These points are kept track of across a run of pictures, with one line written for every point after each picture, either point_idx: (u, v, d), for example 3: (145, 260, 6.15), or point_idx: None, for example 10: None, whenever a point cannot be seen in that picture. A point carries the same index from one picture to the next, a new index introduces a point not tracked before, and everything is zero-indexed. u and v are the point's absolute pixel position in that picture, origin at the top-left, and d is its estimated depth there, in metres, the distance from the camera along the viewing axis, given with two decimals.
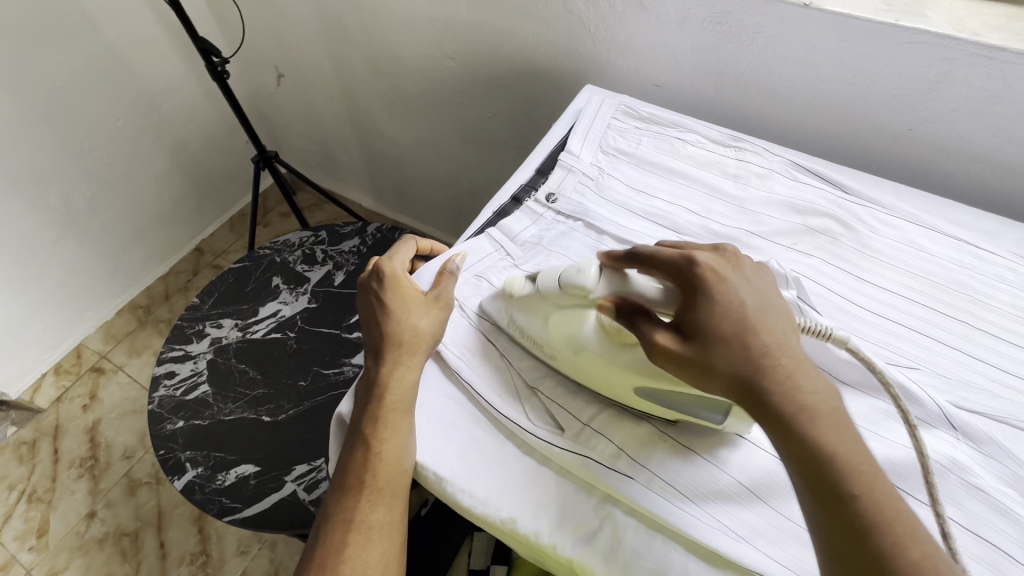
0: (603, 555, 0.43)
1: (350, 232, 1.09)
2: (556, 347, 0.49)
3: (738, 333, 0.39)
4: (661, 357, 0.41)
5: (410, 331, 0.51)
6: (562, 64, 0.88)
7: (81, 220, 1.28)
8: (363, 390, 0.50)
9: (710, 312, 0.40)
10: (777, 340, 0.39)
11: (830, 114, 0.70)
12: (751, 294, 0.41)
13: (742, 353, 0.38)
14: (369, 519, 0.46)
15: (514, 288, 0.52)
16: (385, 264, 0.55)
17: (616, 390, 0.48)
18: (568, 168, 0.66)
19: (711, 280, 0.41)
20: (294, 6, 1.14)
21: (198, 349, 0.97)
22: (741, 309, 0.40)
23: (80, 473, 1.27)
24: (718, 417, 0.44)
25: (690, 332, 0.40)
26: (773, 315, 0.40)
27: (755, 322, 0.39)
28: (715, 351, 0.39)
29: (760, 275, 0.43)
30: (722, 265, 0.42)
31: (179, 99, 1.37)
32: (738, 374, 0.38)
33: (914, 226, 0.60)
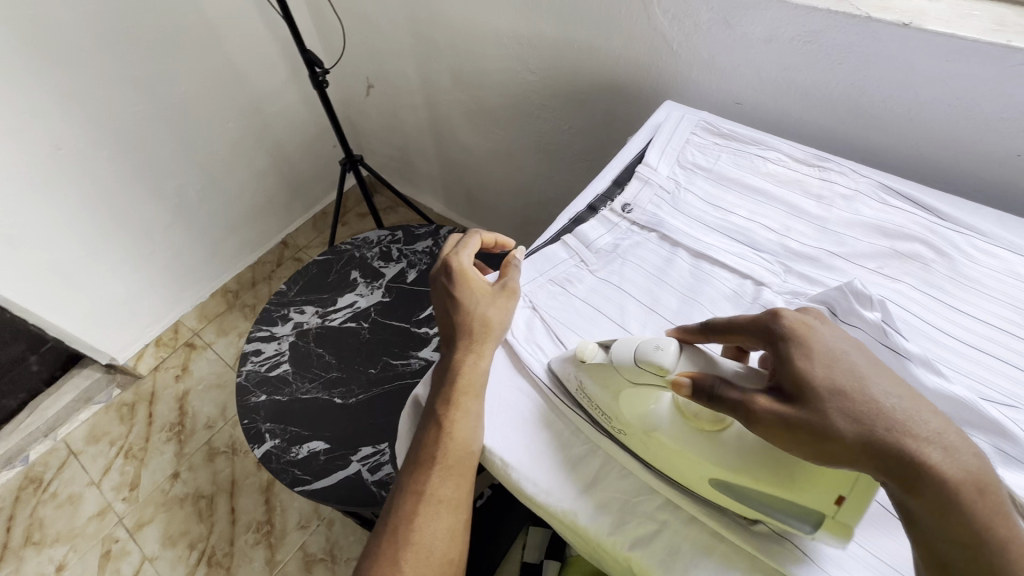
0: (662, 555, 0.43)
1: (424, 233, 1.16)
2: (625, 421, 0.46)
3: (842, 386, 0.38)
4: (762, 418, 0.38)
5: (480, 317, 0.54)
6: (641, 80, 0.90)
7: (189, 209, 1.43)
8: (437, 374, 0.54)
9: (815, 367, 0.38)
10: (899, 396, 0.37)
11: (926, 136, 0.68)
12: (849, 346, 0.40)
13: (867, 413, 0.36)
14: (437, 493, 0.49)
15: (585, 355, 0.47)
16: (453, 260, 0.59)
17: (688, 476, 0.43)
18: (645, 180, 0.67)
19: (807, 336, 0.40)
20: (390, 22, 1.23)
21: (282, 331, 1.05)
22: (846, 361, 0.39)
23: (169, 436, 1.41)
24: (806, 527, 0.40)
25: (795, 393, 0.38)
26: (875, 366, 0.39)
27: (860, 379, 0.38)
28: (835, 408, 0.37)
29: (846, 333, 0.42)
30: (810, 319, 0.42)
31: (281, 105, 1.51)
32: (861, 429, 0.36)
33: (1018, 256, 0.57)
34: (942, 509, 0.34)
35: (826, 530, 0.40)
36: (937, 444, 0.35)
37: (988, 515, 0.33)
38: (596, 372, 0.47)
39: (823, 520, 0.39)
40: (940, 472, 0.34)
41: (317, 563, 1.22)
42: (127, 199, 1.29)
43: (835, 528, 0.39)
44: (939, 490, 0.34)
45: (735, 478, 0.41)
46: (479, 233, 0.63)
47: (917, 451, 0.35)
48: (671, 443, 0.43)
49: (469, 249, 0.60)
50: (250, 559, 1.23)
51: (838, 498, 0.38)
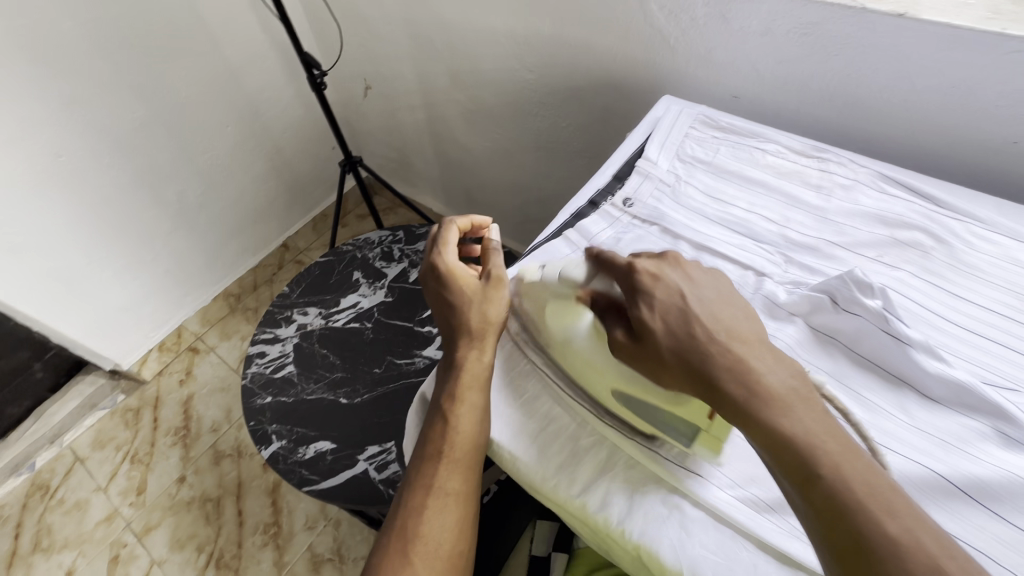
0: (671, 544, 0.43)
1: (425, 232, 1.16)
2: (548, 339, 0.52)
3: (681, 328, 0.42)
4: (621, 352, 0.44)
5: (476, 309, 0.55)
6: (640, 76, 0.90)
7: (190, 214, 1.44)
8: (443, 370, 0.54)
9: (652, 312, 0.43)
10: (723, 330, 0.41)
11: (923, 125, 0.68)
12: (692, 291, 0.44)
13: (691, 347, 0.41)
14: (446, 487, 0.49)
15: (528, 275, 0.54)
16: (440, 260, 0.59)
17: (595, 387, 0.49)
18: (645, 174, 0.68)
19: (650, 282, 0.44)
20: (386, 22, 1.23)
21: (286, 333, 1.06)
22: (684, 307, 0.43)
23: (174, 441, 1.41)
24: (686, 441, 0.46)
25: (639, 332, 0.43)
26: (727, 309, 0.43)
27: (701, 317, 0.42)
28: (660, 344, 0.42)
29: (700, 270, 0.46)
30: (663, 267, 0.45)
31: (279, 109, 1.51)
32: (688, 366, 0.41)
33: (1017, 242, 0.57)
34: (794, 464, 0.36)
35: (703, 446, 0.45)
36: (770, 401, 0.38)
37: (841, 467, 0.35)
38: (533, 298, 0.53)
39: (700, 435, 0.45)
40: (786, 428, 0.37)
41: (325, 563, 1.22)
42: (127, 205, 1.29)
43: (710, 442, 0.45)
44: (788, 445, 0.36)
45: (630, 391, 0.46)
46: (451, 223, 0.63)
47: (778, 443, 0.37)
48: (579, 358, 0.49)
49: (451, 247, 0.61)
50: (258, 561, 1.23)
51: (710, 414, 0.43)
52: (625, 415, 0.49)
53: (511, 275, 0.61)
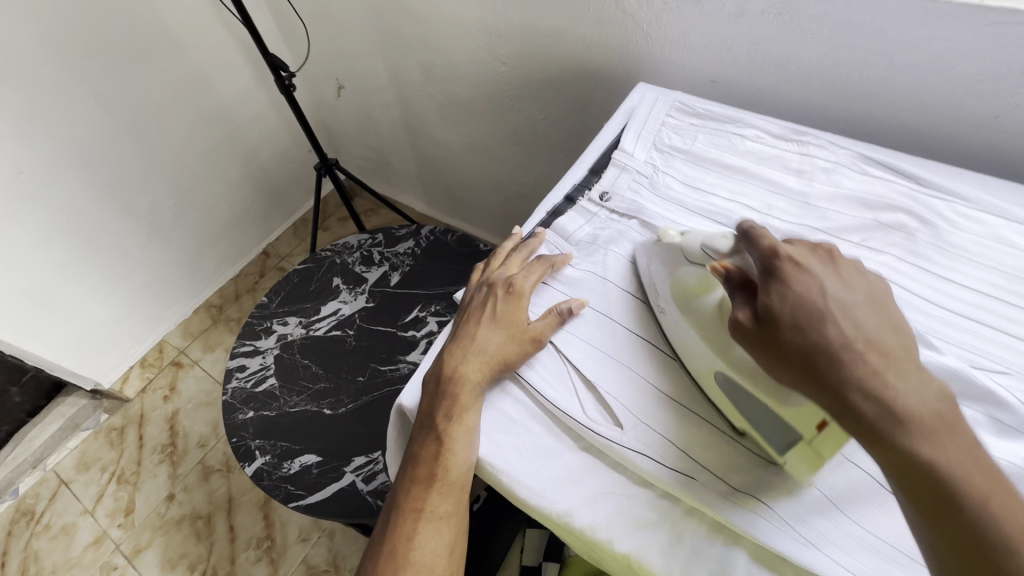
0: (662, 552, 0.42)
1: (405, 234, 1.14)
2: (668, 306, 0.51)
3: (818, 321, 0.37)
4: (737, 333, 0.41)
5: (499, 348, 0.51)
6: (615, 64, 0.88)
7: (164, 226, 1.40)
8: (432, 385, 0.51)
9: (786, 302, 0.39)
10: (863, 339, 0.36)
11: (903, 103, 0.67)
12: (842, 288, 0.39)
13: (826, 343, 0.36)
14: (436, 509, 0.47)
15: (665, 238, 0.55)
16: (517, 279, 0.56)
17: (699, 365, 0.47)
18: (622, 166, 0.66)
19: (793, 271, 0.40)
20: (354, 19, 1.19)
21: (266, 344, 1.03)
22: (818, 302, 0.38)
23: (161, 458, 1.38)
24: (780, 446, 0.42)
25: (765, 315, 0.39)
26: (873, 317, 0.38)
27: (845, 317, 0.37)
28: (785, 334, 0.38)
29: (859, 274, 0.40)
30: (810, 258, 0.41)
31: (250, 113, 1.47)
32: (814, 362, 0.36)
33: (1004, 220, 0.56)
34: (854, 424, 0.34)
35: (800, 457, 0.41)
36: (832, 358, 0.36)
37: (911, 428, 0.33)
38: (670, 262, 0.52)
39: (798, 444, 0.40)
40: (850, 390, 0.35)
41: None
42: (97, 220, 1.25)
43: (809, 455, 0.40)
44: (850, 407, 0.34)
45: (734, 374, 0.43)
46: (554, 260, 0.58)
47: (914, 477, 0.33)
48: (695, 329, 0.47)
49: (535, 276, 0.57)
50: None
51: (820, 425, 0.38)
52: (727, 410, 0.45)
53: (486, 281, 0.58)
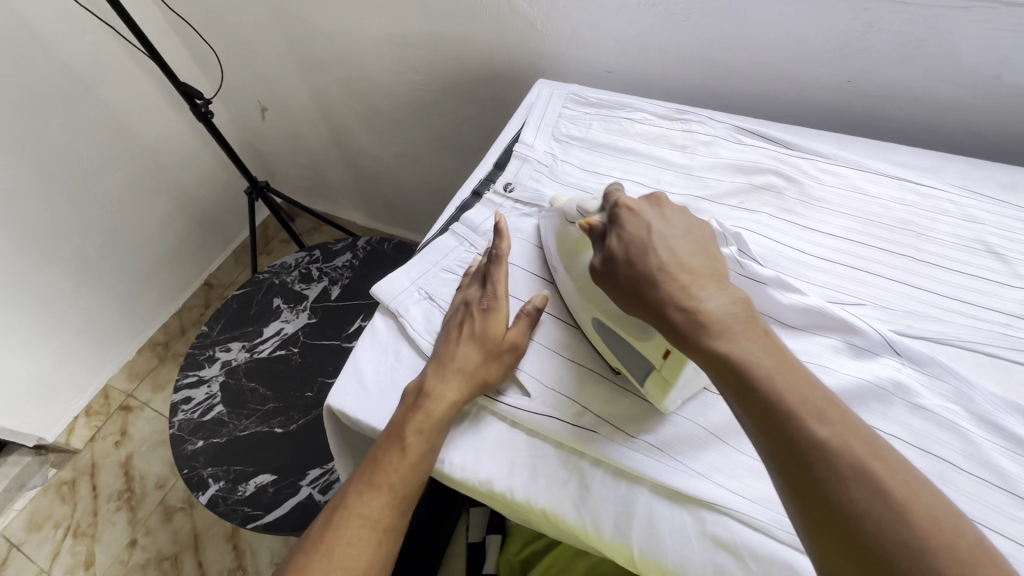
0: (575, 504, 0.46)
1: (341, 247, 1.15)
2: (557, 262, 0.56)
3: (646, 254, 0.44)
4: (596, 277, 0.47)
5: (479, 365, 0.51)
6: (519, 64, 0.92)
7: (94, 268, 1.36)
8: (405, 398, 0.50)
9: (620, 241, 0.46)
10: (678, 266, 0.43)
11: (770, 77, 0.73)
12: (665, 226, 0.46)
13: (646, 270, 0.43)
14: (378, 517, 0.48)
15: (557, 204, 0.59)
16: (494, 289, 0.55)
17: (583, 313, 0.53)
18: (523, 158, 0.70)
19: (626, 215, 0.47)
20: (267, 40, 1.20)
21: (210, 372, 1.02)
22: (645, 238, 0.45)
23: (119, 506, 1.34)
24: (640, 376, 0.49)
25: (608, 255, 0.46)
26: (697, 251, 0.44)
27: (664, 248, 0.44)
28: (622, 270, 0.45)
29: (680, 215, 0.48)
30: (643, 204, 0.48)
31: (172, 144, 1.45)
32: (645, 288, 0.43)
33: (857, 171, 0.63)
34: (735, 384, 0.38)
35: (653, 384, 0.48)
36: (714, 325, 0.40)
37: (779, 382, 0.37)
38: (556, 224, 0.57)
39: (652, 373, 0.48)
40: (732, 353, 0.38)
41: None
42: (19, 269, 1.21)
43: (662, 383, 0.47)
44: (733, 368, 0.38)
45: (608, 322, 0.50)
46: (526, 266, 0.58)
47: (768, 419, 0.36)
48: (575, 282, 0.53)
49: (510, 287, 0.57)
50: None
51: (665, 354, 0.45)
52: (605, 353, 0.52)
53: (397, 276, 0.62)
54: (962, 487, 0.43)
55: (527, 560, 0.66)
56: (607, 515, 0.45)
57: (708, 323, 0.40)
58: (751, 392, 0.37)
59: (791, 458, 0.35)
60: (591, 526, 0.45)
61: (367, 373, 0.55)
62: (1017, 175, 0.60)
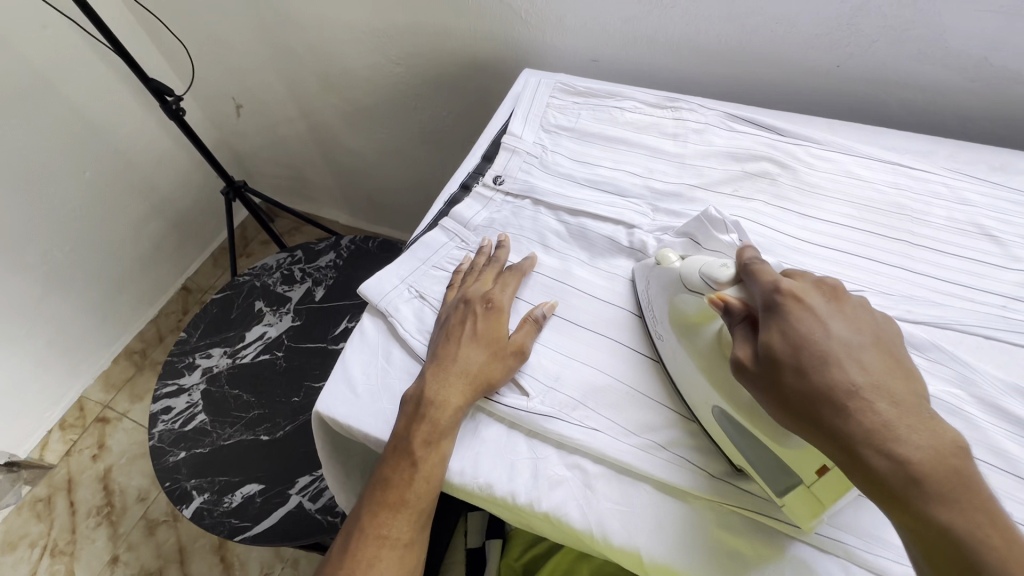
0: (578, 506, 0.44)
1: (324, 247, 1.12)
2: (665, 333, 0.49)
3: (822, 363, 0.36)
4: (740, 374, 0.40)
5: (483, 366, 0.49)
6: (503, 54, 0.90)
7: (63, 275, 1.30)
8: (408, 409, 0.48)
9: (783, 337, 0.38)
10: (870, 383, 0.35)
11: (759, 63, 0.73)
12: (842, 326, 0.38)
13: (826, 386, 0.35)
14: (399, 535, 0.47)
15: (664, 261, 0.51)
16: (494, 292, 0.54)
17: (699, 400, 0.45)
18: (512, 150, 0.68)
19: (794, 307, 0.39)
20: (239, 33, 1.15)
21: (190, 381, 0.99)
22: (823, 343, 0.37)
23: (98, 521, 1.29)
24: (778, 489, 0.41)
25: (765, 353, 0.38)
26: (884, 362, 0.36)
27: (849, 360, 0.36)
28: (790, 381, 0.37)
29: (862, 314, 0.39)
30: (812, 294, 0.40)
31: (142, 144, 1.39)
32: (819, 405, 0.35)
33: (849, 156, 0.62)
34: (942, 552, 0.31)
35: (796, 502, 0.40)
36: (927, 476, 0.32)
37: (1009, 565, 0.30)
38: (667, 289, 0.49)
39: (795, 488, 0.40)
40: (946, 517, 0.31)
41: None
42: None
43: (810, 503, 0.39)
44: (944, 533, 0.31)
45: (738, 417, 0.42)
46: (525, 265, 0.57)
47: None
48: (693, 362, 0.45)
49: (510, 287, 0.55)
50: None
51: (821, 469, 0.38)
52: (730, 451, 0.44)
53: (389, 271, 0.60)
54: (970, 473, 0.42)
55: (530, 565, 0.64)
56: (611, 515, 0.44)
57: (915, 472, 0.32)
58: (972, 570, 0.30)
59: None
60: (595, 527, 0.43)
61: (357, 376, 0.53)
62: (1007, 157, 0.60)
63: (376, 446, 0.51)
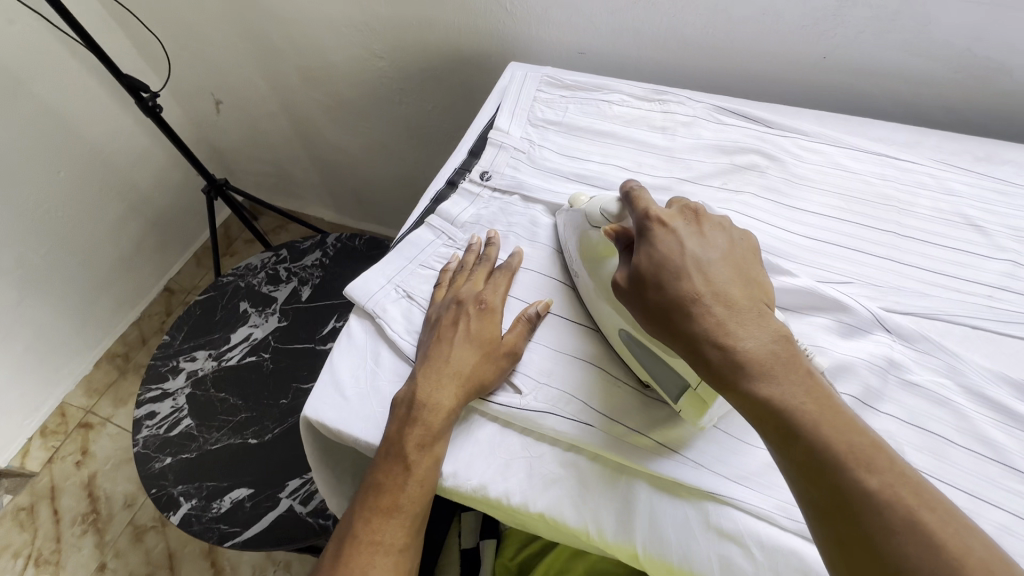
0: (574, 505, 0.44)
1: (310, 246, 1.10)
2: (579, 268, 0.53)
3: (675, 273, 0.41)
4: (618, 293, 0.44)
5: (477, 367, 0.48)
6: (488, 47, 0.89)
7: (39, 278, 1.26)
8: (399, 410, 0.47)
9: (649, 258, 0.43)
10: (713, 288, 0.40)
11: (747, 54, 0.72)
12: (698, 243, 0.43)
13: (678, 293, 0.40)
14: (393, 541, 0.46)
15: (578, 202, 0.56)
16: (486, 293, 0.53)
17: (607, 325, 0.50)
18: (499, 145, 0.67)
19: (657, 231, 0.44)
20: (217, 27, 1.12)
21: (175, 385, 0.96)
22: (674, 260, 0.42)
23: (84, 529, 1.27)
24: (674, 395, 0.45)
25: (637, 272, 0.43)
26: (732, 271, 0.42)
27: (700, 272, 0.41)
28: (652, 298, 0.42)
29: (718, 231, 0.44)
30: (676, 219, 0.45)
31: (118, 142, 1.35)
32: (676, 312, 0.40)
33: (836, 148, 0.62)
34: (773, 425, 0.36)
35: (688, 403, 0.44)
36: (755, 359, 0.37)
37: (826, 426, 0.35)
38: (577, 227, 0.54)
39: (686, 391, 0.44)
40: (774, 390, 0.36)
41: None
42: None
43: (697, 402, 0.43)
44: (774, 408, 0.36)
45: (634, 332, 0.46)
46: (516, 265, 0.56)
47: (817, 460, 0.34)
48: (599, 288, 0.50)
49: (500, 287, 0.54)
50: None
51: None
52: (638, 369, 0.48)
53: (376, 271, 0.58)
54: (958, 463, 0.42)
55: (525, 563, 0.64)
56: (607, 512, 0.44)
57: (748, 355, 0.37)
58: (797, 437, 0.35)
59: (830, 507, 0.33)
60: (590, 525, 0.43)
61: (345, 380, 0.52)
62: (990, 147, 0.61)
63: (367, 450, 0.50)
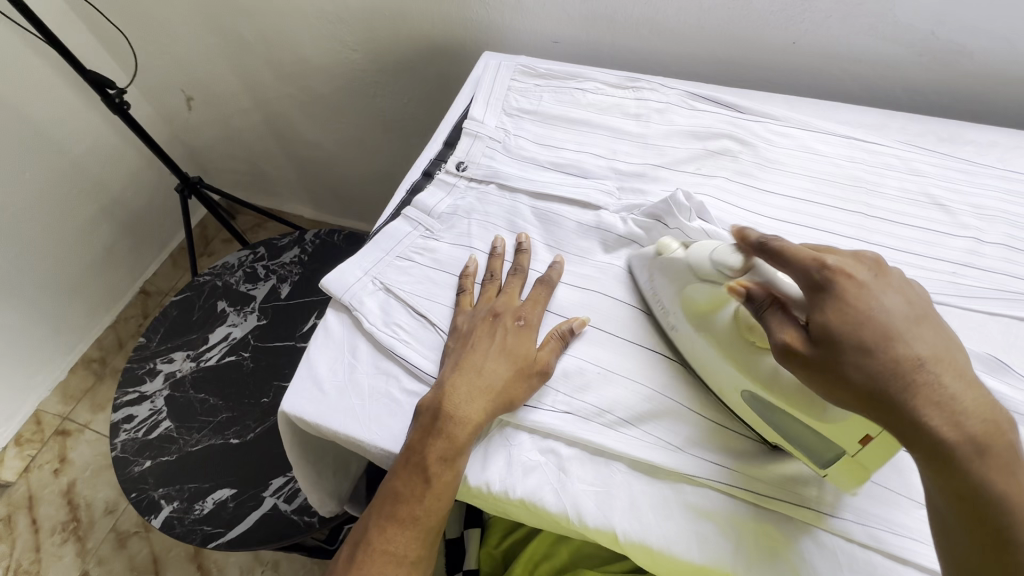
0: (553, 490, 0.44)
1: (288, 243, 1.08)
2: (679, 323, 0.48)
3: (878, 335, 0.35)
4: (783, 358, 0.38)
5: (508, 382, 0.47)
6: (462, 37, 0.88)
7: (7, 283, 1.23)
8: (425, 418, 0.46)
9: (840, 316, 0.36)
10: (929, 358, 0.35)
11: (718, 41, 0.73)
12: (899, 298, 0.37)
13: (890, 363, 0.34)
14: (405, 552, 0.45)
15: (666, 250, 0.50)
16: (523, 309, 0.52)
17: (723, 385, 0.45)
18: (474, 134, 0.67)
19: (843, 283, 0.37)
20: (184, 21, 1.09)
21: (152, 387, 0.95)
22: (880, 319, 0.36)
23: (64, 538, 1.24)
24: (822, 462, 0.41)
25: (822, 334, 0.36)
26: (934, 327, 0.36)
27: (907, 337, 0.35)
28: (852, 362, 0.35)
29: (906, 284, 0.38)
30: (861, 269, 0.38)
31: (86, 141, 1.31)
32: (881, 383, 0.34)
33: (807, 132, 0.63)
34: (990, 524, 0.33)
35: (842, 471, 0.40)
36: (989, 452, 0.33)
37: None
38: (676, 279, 0.48)
39: (840, 458, 0.40)
40: (997, 486, 0.33)
41: None
42: None
43: (857, 471, 0.40)
44: (993, 504, 0.32)
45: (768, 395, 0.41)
46: (556, 275, 0.54)
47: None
48: (713, 348, 0.45)
49: (539, 300, 0.52)
50: None
51: (863, 438, 0.38)
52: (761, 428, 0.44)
53: (352, 263, 0.58)
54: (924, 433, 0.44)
55: (509, 551, 0.64)
56: (588, 498, 0.44)
57: (973, 444, 0.33)
58: (1012, 533, 0.32)
59: None
60: (571, 511, 0.43)
61: (323, 374, 0.51)
62: (953, 128, 0.62)
63: (346, 443, 0.49)
